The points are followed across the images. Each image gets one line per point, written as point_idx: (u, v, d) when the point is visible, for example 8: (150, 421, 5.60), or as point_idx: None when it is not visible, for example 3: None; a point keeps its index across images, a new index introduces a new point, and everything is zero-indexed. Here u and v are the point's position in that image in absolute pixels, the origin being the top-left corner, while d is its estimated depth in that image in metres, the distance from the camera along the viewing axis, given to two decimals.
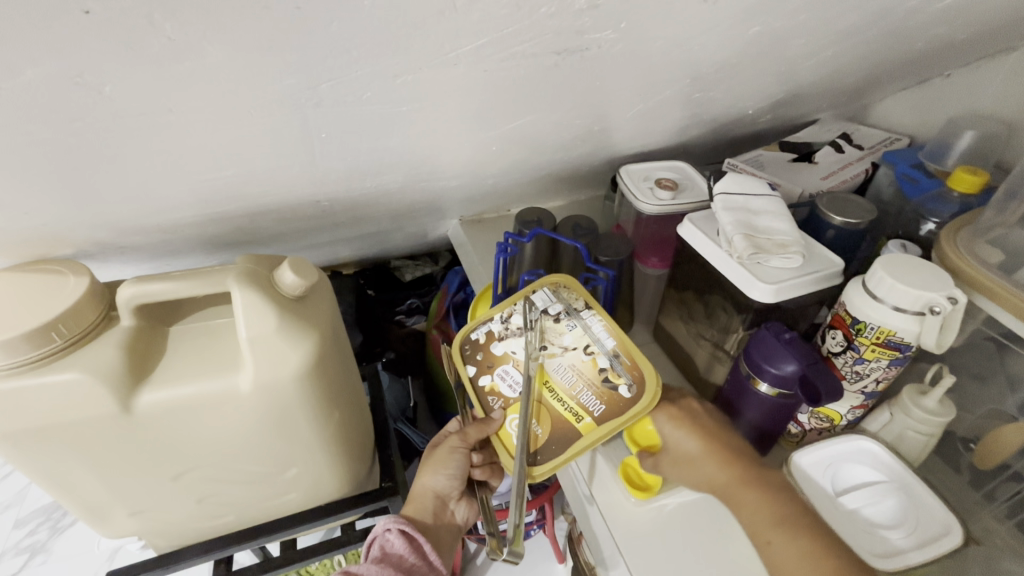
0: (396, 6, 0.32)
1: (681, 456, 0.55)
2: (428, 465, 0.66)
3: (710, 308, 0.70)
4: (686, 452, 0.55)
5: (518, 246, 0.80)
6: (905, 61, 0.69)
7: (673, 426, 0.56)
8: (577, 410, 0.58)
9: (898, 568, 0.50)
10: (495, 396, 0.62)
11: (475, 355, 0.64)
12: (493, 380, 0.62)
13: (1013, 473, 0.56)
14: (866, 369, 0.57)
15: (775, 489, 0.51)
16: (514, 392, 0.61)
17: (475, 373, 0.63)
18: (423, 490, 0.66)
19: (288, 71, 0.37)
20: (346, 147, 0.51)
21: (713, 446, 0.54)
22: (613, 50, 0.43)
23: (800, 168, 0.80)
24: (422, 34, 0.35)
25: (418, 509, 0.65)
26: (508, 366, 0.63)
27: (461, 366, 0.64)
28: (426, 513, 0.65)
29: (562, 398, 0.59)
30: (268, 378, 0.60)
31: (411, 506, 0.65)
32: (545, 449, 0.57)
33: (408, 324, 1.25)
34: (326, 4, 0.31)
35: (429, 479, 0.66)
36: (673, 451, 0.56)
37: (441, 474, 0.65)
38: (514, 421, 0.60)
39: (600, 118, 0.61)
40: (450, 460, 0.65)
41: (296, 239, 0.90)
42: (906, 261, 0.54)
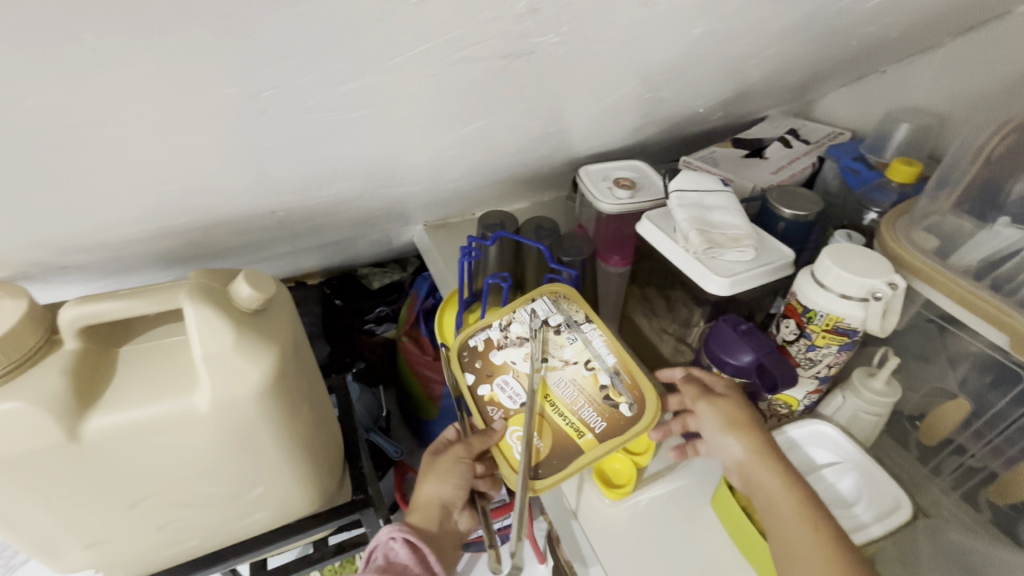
0: (333, 10, 0.32)
1: (722, 424, 0.54)
2: (434, 472, 0.62)
3: (670, 303, 0.72)
4: (728, 423, 0.54)
5: (482, 250, 0.81)
6: (844, 59, 0.72)
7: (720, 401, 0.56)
8: (579, 426, 0.58)
9: (863, 542, 0.51)
10: (494, 406, 0.61)
11: (473, 363, 0.64)
12: (493, 390, 0.62)
13: (955, 446, 0.60)
14: (818, 355, 0.59)
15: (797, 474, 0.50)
16: (515, 403, 0.61)
17: (475, 382, 0.63)
18: (429, 499, 0.61)
19: (225, 79, 0.36)
20: (297, 155, 0.50)
21: (754, 424, 0.54)
22: (559, 53, 0.44)
23: (752, 164, 0.83)
24: (361, 41, 0.35)
25: (424, 518, 0.60)
26: (507, 376, 0.62)
27: (460, 374, 0.63)
28: (433, 523, 0.60)
29: (564, 412, 0.59)
30: (227, 397, 0.58)
31: (416, 516, 0.60)
32: (547, 463, 0.57)
33: (377, 333, 1.25)
34: (256, 12, 0.30)
35: (434, 487, 0.61)
36: (715, 421, 0.55)
37: (449, 481, 0.61)
38: (515, 433, 0.59)
39: (556, 120, 0.62)
40: (456, 465, 0.62)
41: (255, 250, 0.87)
42: (850, 250, 0.56)
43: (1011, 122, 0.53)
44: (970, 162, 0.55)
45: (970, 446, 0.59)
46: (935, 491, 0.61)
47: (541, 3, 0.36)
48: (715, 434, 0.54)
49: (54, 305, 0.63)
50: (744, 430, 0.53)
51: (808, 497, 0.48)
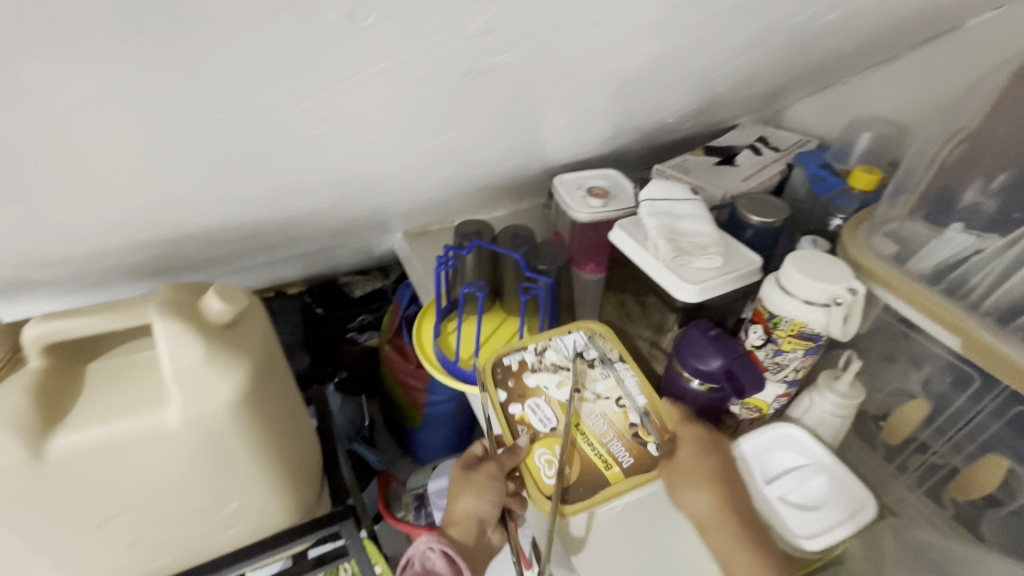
0: (283, 32, 0.32)
1: (690, 477, 0.56)
2: (470, 489, 0.63)
3: (646, 308, 0.72)
4: (695, 476, 0.56)
5: (459, 258, 0.81)
6: (807, 70, 0.74)
7: (689, 452, 0.58)
8: (607, 458, 0.62)
9: (820, 547, 0.51)
10: (525, 425, 0.64)
11: (507, 382, 0.67)
12: (523, 410, 0.65)
13: (918, 445, 0.61)
14: (785, 359, 0.60)
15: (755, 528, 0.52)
16: (545, 426, 0.64)
17: (506, 400, 0.66)
18: (467, 515, 0.62)
19: (180, 97, 0.36)
20: (264, 170, 0.50)
21: (721, 475, 0.55)
22: (519, 70, 0.45)
23: (723, 171, 0.85)
24: (316, 60, 0.36)
25: (463, 533, 0.62)
26: (539, 400, 0.66)
27: (494, 391, 0.66)
28: (471, 538, 0.62)
29: (592, 441, 0.63)
30: (197, 411, 0.58)
31: (455, 528, 0.63)
32: (573, 489, 0.60)
33: (360, 341, 1.22)
34: (203, 33, 0.31)
35: (470, 504, 0.62)
36: (682, 473, 0.56)
37: (485, 499, 0.62)
38: (543, 455, 0.62)
39: (526, 131, 0.62)
40: (493, 483, 0.62)
41: (230, 262, 0.87)
42: (811, 256, 0.58)
43: (961, 131, 0.53)
44: (925, 169, 0.56)
45: (932, 443, 0.60)
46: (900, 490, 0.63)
47: (495, 23, 0.37)
48: (681, 487, 0.56)
49: (21, 322, 0.62)
50: (712, 483, 0.55)
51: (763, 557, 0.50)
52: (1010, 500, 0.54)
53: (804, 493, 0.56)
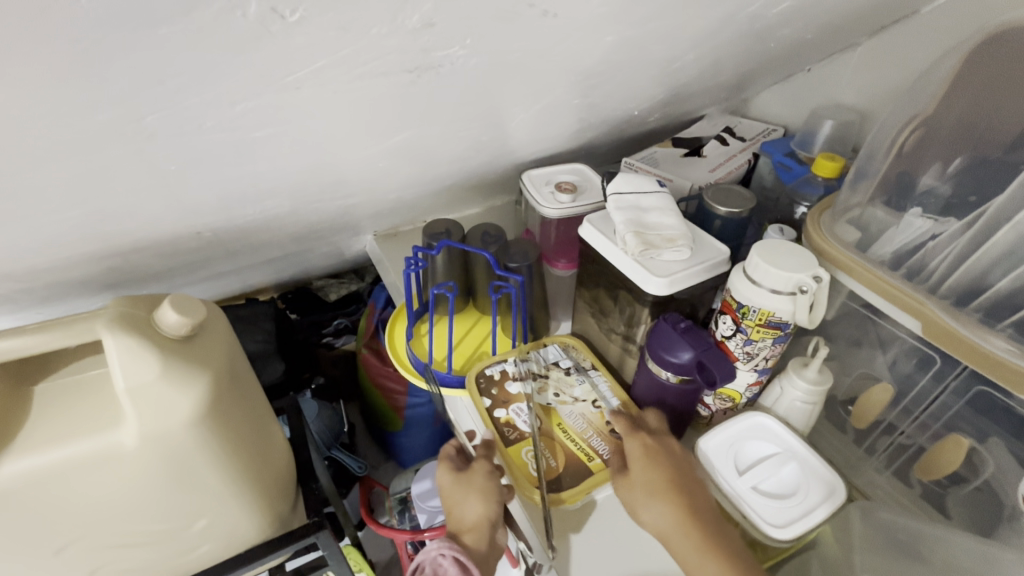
0: (204, 32, 0.30)
1: (645, 490, 0.53)
2: (474, 490, 0.60)
3: (618, 303, 0.70)
4: (649, 488, 0.53)
5: (429, 259, 0.78)
6: (768, 60, 0.75)
7: (642, 462, 0.56)
8: (588, 451, 0.64)
9: (793, 536, 0.51)
10: (510, 427, 0.66)
11: (490, 389, 0.70)
12: (508, 413, 0.67)
13: (885, 427, 0.63)
14: (755, 348, 0.60)
15: (721, 538, 0.49)
16: (530, 426, 0.66)
17: (491, 405, 0.68)
18: (477, 519, 0.58)
19: (102, 105, 0.34)
20: (210, 175, 0.48)
21: (676, 483, 0.53)
22: (468, 66, 0.44)
23: (691, 162, 0.85)
24: (244, 59, 0.34)
25: (477, 539, 0.58)
26: (521, 404, 0.68)
27: (478, 398, 0.69)
28: (485, 544, 0.58)
29: (574, 438, 0.65)
30: (155, 429, 0.55)
31: (468, 537, 0.58)
32: (560, 480, 0.62)
33: (337, 346, 1.23)
34: (114, 37, 0.29)
35: (477, 506, 0.59)
36: (638, 488, 0.54)
37: (492, 496, 0.59)
38: (530, 452, 0.64)
39: (487, 128, 0.61)
40: (494, 479, 0.60)
41: (191, 271, 0.84)
42: (777, 245, 0.58)
43: (918, 116, 0.54)
44: (884, 154, 0.56)
45: (900, 423, 0.61)
46: (869, 472, 0.64)
47: (436, 17, 0.35)
48: (639, 503, 0.53)
49: None
50: (668, 494, 0.52)
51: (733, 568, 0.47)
52: (974, 477, 0.55)
53: (775, 482, 0.56)
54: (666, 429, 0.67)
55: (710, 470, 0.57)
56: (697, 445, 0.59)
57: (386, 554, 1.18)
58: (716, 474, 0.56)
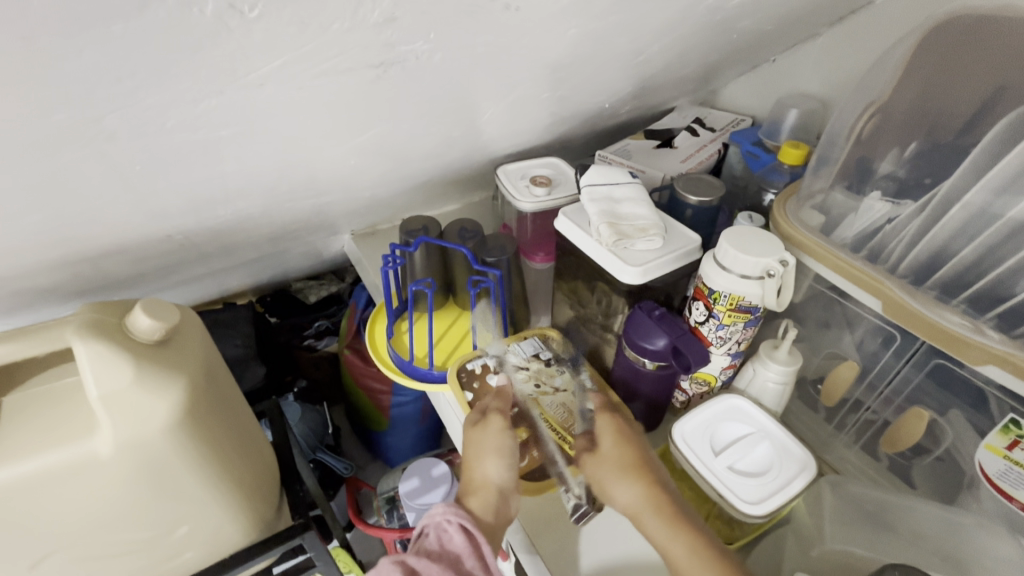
0: (158, 29, 0.30)
1: (618, 468, 0.55)
2: (488, 451, 0.59)
3: (595, 293, 0.71)
4: (621, 466, 0.55)
5: (407, 256, 0.78)
6: (733, 51, 0.76)
7: (613, 442, 0.57)
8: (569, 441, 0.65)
9: (767, 512, 0.53)
10: None
11: (471, 383, 0.71)
12: None
13: (852, 404, 0.65)
14: (727, 333, 0.62)
15: (688, 516, 0.51)
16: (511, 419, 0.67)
17: (473, 399, 0.69)
18: (485, 482, 0.58)
19: (57, 105, 0.33)
20: (176, 176, 0.48)
21: (644, 463, 0.55)
22: (433, 60, 0.44)
23: (663, 153, 0.86)
24: (202, 56, 0.34)
25: (483, 504, 0.57)
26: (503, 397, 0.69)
27: (460, 392, 0.70)
28: (490, 509, 0.57)
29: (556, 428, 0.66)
30: (131, 435, 0.54)
31: (474, 499, 0.57)
32: (541, 469, 0.64)
33: (319, 348, 1.21)
34: (64, 36, 0.28)
35: (487, 467, 0.58)
36: (610, 465, 0.55)
37: (503, 460, 0.59)
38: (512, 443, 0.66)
39: (458, 123, 0.61)
40: (506, 442, 0.60)
41: (163, 276, 0.82)
42: (745, 231, 0.59)
43: (875, 104, 0.56)
44: (844, 141, 0.58)
45: (866, 399, 0.64)
46: (840, 447, 0.66)
47: (397, 12, 0.36)
48: (610, 481, 0.55)
49: None
50: (637, 473, 0.54)
51: (707, 544, 0.49)
52: (935, 447, 0.58)
53: (750, 460, 0.58)
54: (646, 415, 0.69)
55: (686, 453, 0.58)
56: (673, 429, 0.60)
57: (377, 553, 1.18)
58: (693, 456, 0.58)
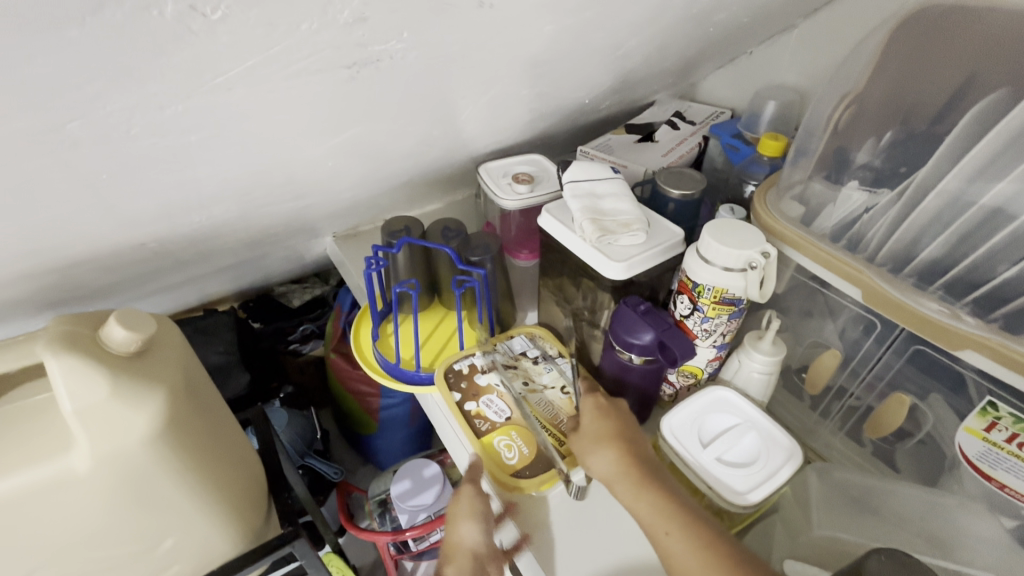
0: (116, 33, 0.29)
1: (595, 440, 0.56)
2: (459, 515, 0.59)
3: (581, 289, 0.71)
4: (598, 437, 0.56)
5: (389, 257, 0.77)
6: (710, 44, 0.77)
7: (593, 417, 0.59)
8: (559, 436, 0.64)
9: (756, 501, 0.54)
10: (482, 419, 0.67)
11: (459, 384, 0.70)
12: (478, 406, 0.68)
13: (836, 391, 0.66)
14: (712, 325, 0.62)
15: (662, 482, 0.51)
16: (500, 416, 0.67)
17: (461, 399, 0.69)
18: (460, 545, 0.58)
19: (12, 113, 0.32)
20: (145, 183, 0.46)
21: (622, 434, 0.56)
22: (407, 60, 0.43)
23: (644, 147, 0.86)
24: (166, 59, 0.32)
25: (459, 571, 0.56)
26: (491, 395, 0.69)
27: (447, 392, 0.69)
28: None
29: (545, 424, 0.66)
30: (110, 449, 0.53)
31: (451, 567, 0.56)
32: (532, 466, 0.63)
33: (304, 352, 1.19)
34: (15, 41, 0.27)
35: (462, 530, 0.58)
36: (588, 437, 0.57)
37: (477, 522, 0.58)
38: (502, 441, 0.65)
39: (437, 122, 0.61)
40: (478, 505, 0.59)
41: (139, 285, 0.80)
42: (727, 224, 0.60)
43: (850, 95, 0.56)
44: (821, 133, 0.58)
45: (849, 386, 0.65)
46: (825, 435, 0.67)
47: (368, 11, 0.35)
48: (587, 452, 0.56)
49: None
50: (612, 443, 0.55)
51: (676, 504, 0.49)
52: (918, 431, 0.59)
53: (738, 450, 0.58)
54: (636, 409, 0.69)
55: (675, 445, 0.59)
56: (661, 422, 0.60)
57: (370, 557, 1.17)
58: (681, 448, 0.58)
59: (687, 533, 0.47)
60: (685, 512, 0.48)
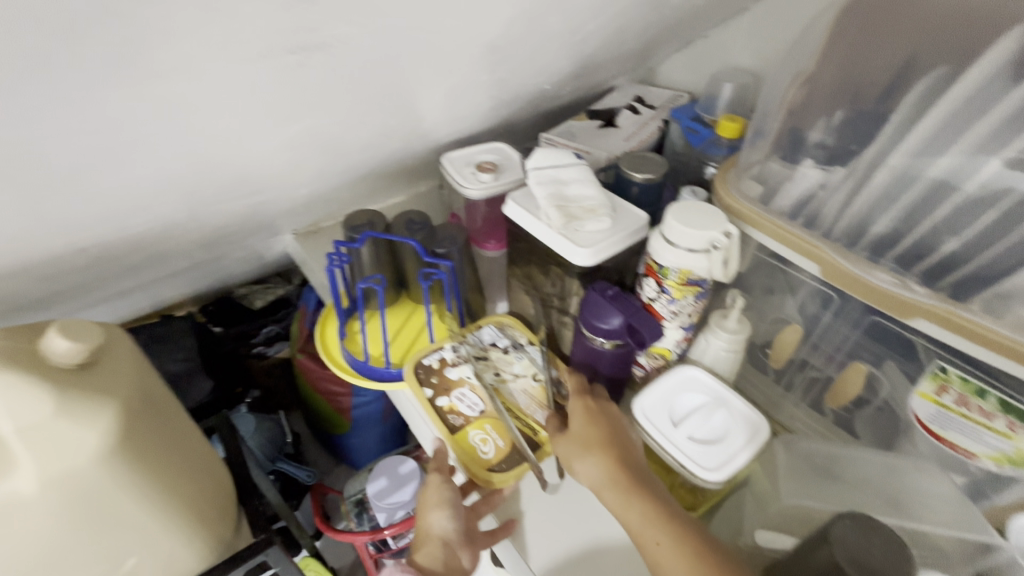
0: (27, 17, 0.26)
1: (584, 446, 0.56)
2: (429, 504, 0.60)
3: (550, 277, 0.72)
4: (587, 444, 0.56)
5: (353, 252, 0.75)
6: (667, 27, 0.77)
7: (582, 420, 0.58)
8: (534, 426, 0.65)
9: (725, 478, 0.55)
10: (455, 414, 0.66)
11: (430, 379, 0.69)
12: (451, 401, 0.67)
13: (798, 364, 0.68)
14: (679, 307, 0.63)
15: (652, 490, 0.52)
16: (474, 410, 0.66)
17: (433, 395, 0.67)
18: (431, 533, 0.58)
19: None
20: (82, 184, 0.44)
21: (610, 439, 0.56)
22: (359, 44, 0.41)
23: (606, 133, 0.86)
24: (89, 46, 0.30)
25: (427, 554, 0.57)
26: (463, 388, 0.68)
27: (418, 389, 0.67)
28: (436, 561, 0.57)
29: (519, 415, 0.66)
30: (59, 469, 0.50)
31: (422, 553, 0.58)
32: (509, 458, 0.63)
33: (270, 355, 1.16)
34: None
35: (433, 519, 0.59)
36: (577, 443, 0.57)
37: (444, 510, 0.59)
38: (478, 435, 0.64)
39: (395, 111, 0.59)
40: (445, 493, 0.60)
41: (84, 293, 0.76)
42: (690, 206, 0.60)
43: (803, 74, 0.57)
44: (776, 112, 0.60)
45: (810, 358, 0.67)
46: (789, 407, 0.70)
47: None
48: (576, 458, 0.56)
49: None
50: (602, 450, 0.55)
51: (666, 513, 0.50)
52: (874, 398, 0.62)
53: (707, 428, 0.59)
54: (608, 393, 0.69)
55: (647, 427, 0.59)
56: (633, 405, 0.61)
57: (349, 559, 1.15)
58: (653, 429, 0.59)
59: (677, 543, 0.48)
60: (675, 521, 0.49)
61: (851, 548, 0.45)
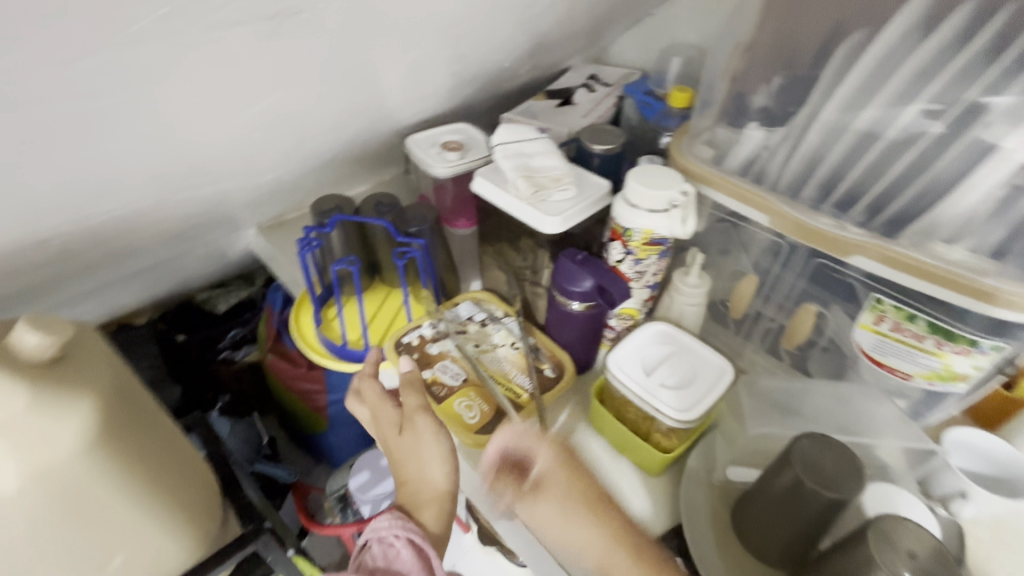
0: None
1: (563, 514, 0.55)
2: (423, 450, 0.57)
3: (521, 251, 0.77)
4: (564, 511, 0.56)
5: (324, 238, 0.75)
6: (616, 5, 0.81)
7: (553, 479, 0.57)
8: (515, 390, 0.68)
9: (698, 417, 0.59)
10: (439, 385, 0.67)
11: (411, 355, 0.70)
12: (434, 373, 0.68)
13: (755, 315, 0.74)
14: (644, 266, 0.67)
15: (648, 548, 0.53)
16: (457, 380, 0.68)
17: None
18: (434, 490, 0.57)
19: None
20: (49, 162, 0.43)
21: (589, 496, 0.56)
22: (329, 12, 0.43)
23: (565, 110, 0.89)
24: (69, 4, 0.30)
25: (433, 517, 0.56)
26: (445, 361, 0.70)
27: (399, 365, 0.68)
28: (444, 517, 0.56)
29: (501, 380, 0.68)
30: (36, 467, 0.47)
31: (425, 513, 0.56)
32: (494, 421, 0.65)
33: (238, 358, 1.13)
34: None
35: (430, 472, 0.57)
36: (554, 510, 0.56)
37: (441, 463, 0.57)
38: (462, 403, 0.66)
39: (361, 88, 0.60)
40: (443, 446, 0.57)
41: (39, 295, 0.72)
42: (651, 170, 0.64)
43: (743, 42, 0.62)
44: (722, 80, 0.64)
45: (765, 309, 0.72)
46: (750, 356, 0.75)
47: None
48: (565, 535, 0.55)
49: None
50: (589, 514, 0.55)
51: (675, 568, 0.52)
52: (821, 337, 0.68)
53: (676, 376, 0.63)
54: (582, 355, 0.73)
55: (623, 381, 0.62)
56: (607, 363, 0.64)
57: (336, 555, 1.15)
58: (629, 381, 0.62)
59: None
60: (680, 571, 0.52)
61: (810, 462, 0.50)
